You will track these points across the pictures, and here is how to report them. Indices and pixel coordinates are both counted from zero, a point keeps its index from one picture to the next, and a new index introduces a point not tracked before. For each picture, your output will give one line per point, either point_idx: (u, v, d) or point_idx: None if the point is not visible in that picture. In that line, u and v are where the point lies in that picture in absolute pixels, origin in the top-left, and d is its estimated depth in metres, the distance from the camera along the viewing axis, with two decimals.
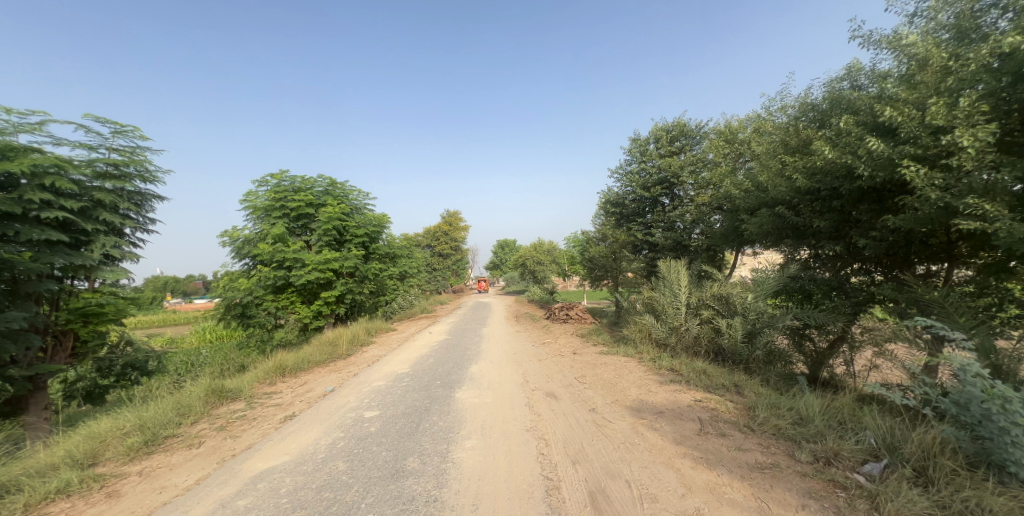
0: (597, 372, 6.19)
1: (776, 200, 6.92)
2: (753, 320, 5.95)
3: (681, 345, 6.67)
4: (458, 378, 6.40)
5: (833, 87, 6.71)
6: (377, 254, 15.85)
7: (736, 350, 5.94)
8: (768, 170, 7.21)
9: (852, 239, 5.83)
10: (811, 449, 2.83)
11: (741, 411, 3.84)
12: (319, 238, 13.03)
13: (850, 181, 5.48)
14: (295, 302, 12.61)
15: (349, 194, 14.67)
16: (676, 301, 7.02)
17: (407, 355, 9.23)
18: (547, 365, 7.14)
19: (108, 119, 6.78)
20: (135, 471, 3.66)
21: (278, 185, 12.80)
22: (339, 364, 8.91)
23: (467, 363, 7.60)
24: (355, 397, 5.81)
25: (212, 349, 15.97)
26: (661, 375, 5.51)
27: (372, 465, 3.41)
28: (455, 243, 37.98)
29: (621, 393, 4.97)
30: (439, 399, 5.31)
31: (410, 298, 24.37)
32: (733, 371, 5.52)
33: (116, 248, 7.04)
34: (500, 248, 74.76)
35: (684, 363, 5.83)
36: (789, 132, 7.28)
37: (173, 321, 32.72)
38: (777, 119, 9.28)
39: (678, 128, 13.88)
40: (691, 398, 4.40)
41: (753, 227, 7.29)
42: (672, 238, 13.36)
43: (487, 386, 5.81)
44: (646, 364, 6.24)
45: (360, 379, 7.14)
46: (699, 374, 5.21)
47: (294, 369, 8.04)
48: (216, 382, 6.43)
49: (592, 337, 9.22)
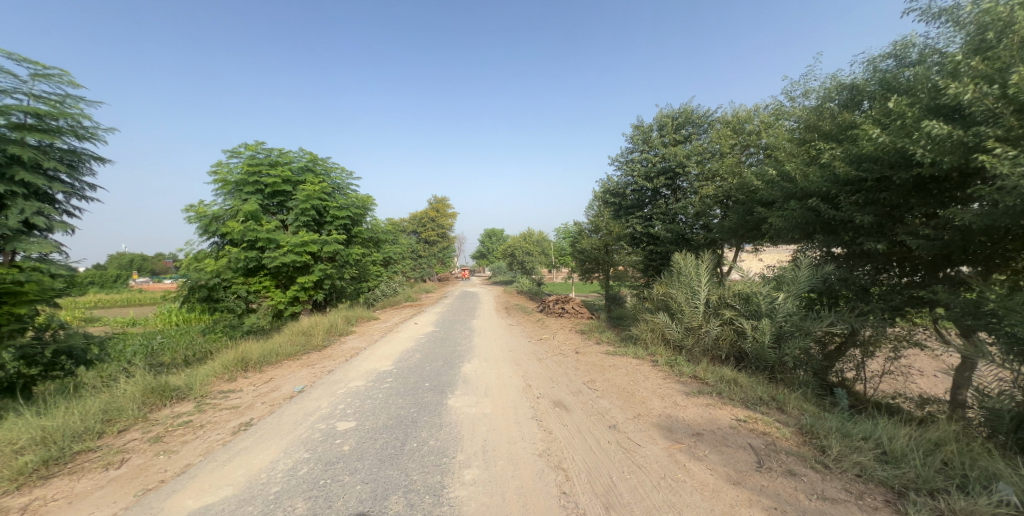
0: (608, 378, 5.47)
1: (808, 191, 6.15)
2: (781, 322, 5.27)
3: (698, 348, 6.00)
4: (450, 380, 5.58)
5: (872, 67, 6.04)
6: (360, 238, 14.72)
7: (761, 356, 5.30)
8: (795, 159, 6.53)
9: (898, 237, 5.07)
10: (927, 504, 2.12)
11: (800, 437, 3.13)
12: (296, 218, 11.92)
13: (906, 170, 4.63)
14: (268, 286, 11.66)
15: (331, 171, 13.48)
16: (692, 300, 6.33)
17: (390, 349, 8.33)
18: (549, 366, 6.40)
19: (25, 56, 5.61)
20: (18, 505, 2.74)
21: (251, 157, 11.56)
22: (313, 357, 7.99)
23: (458, 361, 6.81)
24: (328, 400, 4.95)
25: (174, 334, 14.64)
26: (683, 383, 4.81)
27: (339, 508, 2.56)
28: (443, 230, 36.65)
29: (643, 406, 4.25)
30: (428, 407, 4.49)
31: (394, 285, 23.31)
32: (762, 380, 4.87)
33: (39, 216, 5.91)
34: (487, 238, 74.06)
35: (706, 369, 5.14)
36: (822, 116, 6.57)
37: (140, 301, 30.63)
38: (797, 106, 8.66)
39: (684, 115, 13.17)
40: (729, 416, 3.69)
41: (778, 221, 6.58)
42: (674, 231, 12.75)
43: (483, 391, 5.02)
44: (660, 369, 5.54)
45: (337, 377, 6.23)
46: (730, 384, 4.52)
47: (258, 362, 7.05)
48: (160, 378, 5.45)
49: (593, 335, 8.52)
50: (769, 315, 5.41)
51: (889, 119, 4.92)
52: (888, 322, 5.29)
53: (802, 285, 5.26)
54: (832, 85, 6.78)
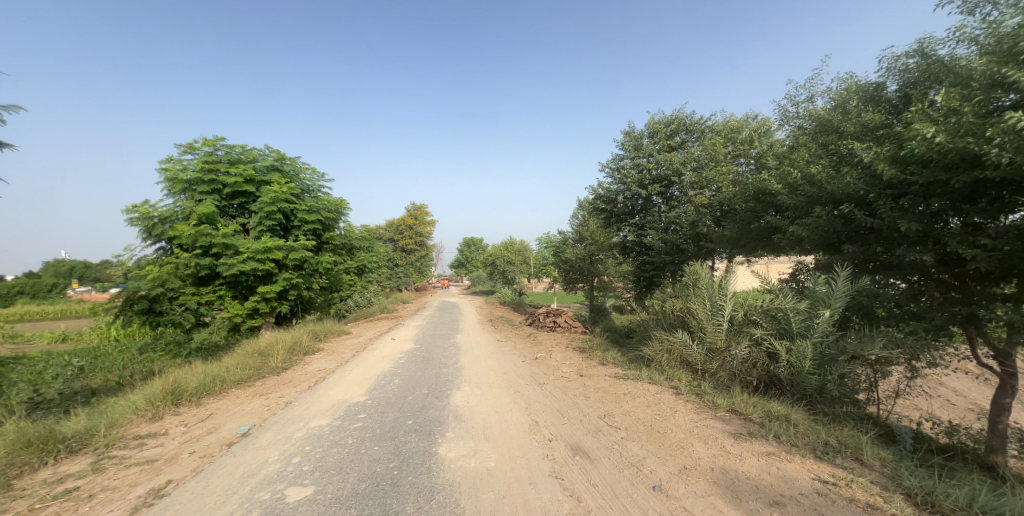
0: (628, 411, 4.60)
1: (836, 198, 5.62)
2: (820, 343, 4.54)
3: (724, 373, 5.22)
4: (438, 417, 4.57)
5: (893, 63, 5.59)
6: (331, 245, 13.29)
7: (799, 383, 4.57)
8: (818, 164, 6.02)
9: (947, 249, 4.53)
10: None
11: (921, 510, 2.32)
12: (259, 222, 10.56)
13: (966, 172, 4.12)
14: (224, 297, 10.26)
15: (300, 171, 12.14)
16: (716, 317, 5.61)
17: (364, 372, 7.18)
18: (553, 394, 5.47)
19: None
20: None
21: (209, 154, 10.18)
22: (269, 384, 6.72)
23: (446, 389, 5.79)
24: (279, 450, 3.83)
25: (110, 353, 12.72)
26: (722, 420, 3.98)
27: None
28: (421, 238, 35.23)
29: (685, 454, 3.40)
30: (411, 461, 3.45)
31: (368, 295, 21.79)
32: (809, 414, 4.13)
33: None
34: (466, 246, 73.24)
35: (742, 400, 4.37)
36: (844, 118, 6.08)
37: (75, 314, 27.38)
38: (800, 111, 8.31)
39: (676, 122, 12.80)
40: (806, 470, 2.85)
41: (800, 229, 6.03)
42: (668, 241, 12.19)
43: (482, 433, 4.05)
44: (687, 400, 4.71)
45: (295, 411, 5.07)
46: (781, 420, 3.74)
47: (195, 394, 5.74)
48: (47, 424, 4.11)
49: (594, 354, 7.68)
50: (805, 336, 4.71)
51: (938, 117, 4.41)
52: (936, 343, 4.68)
53: (844, 301, 4.60)
54: (849, 86, 6.35)
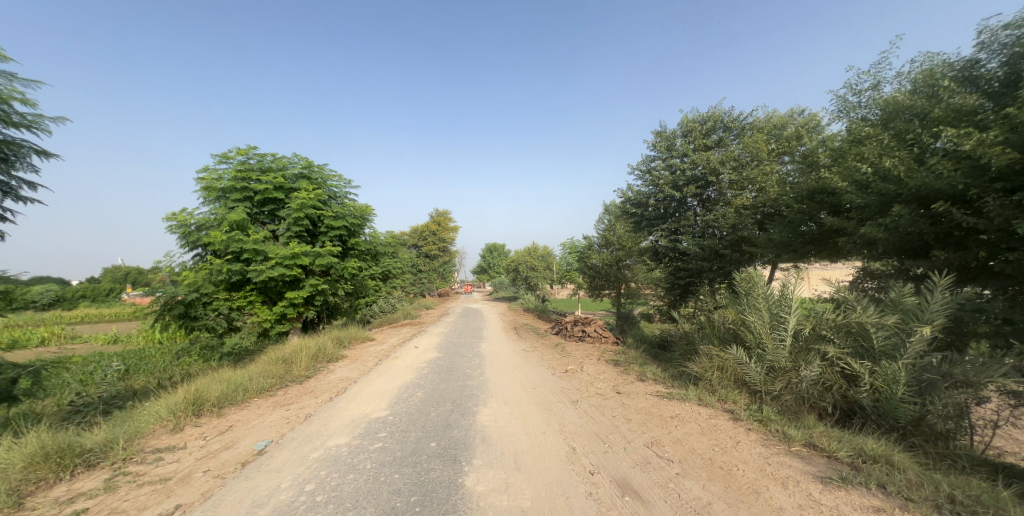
0: (680, 439, 4.01)
1: (924, 193, 4.83)
2: (916, 366, 3.80)
3: (791, 396, 4.53)
4: (465, 439, 4.14)
5: (993, 37, 4.77)
6: (357, 251, 13.26)
7: (890, 413, 3.84)
8: (898, 156, 5.24)
9: None
10: None
11: None
12: (288, 229, 10.60)
13: None
14: (254, 302, 10.28)
15: (328, 178, 12.18)
16: (777, 331, 4.95)
17: (387, 382, 6.89)
18: (590, 414, 4.93)
19: None
20: None
21: (242, 162, 10.36)
22: (292, 393, 6.52)
23: (472, 404, 5.37)
24: (295, 473, 3.51)
25: (149, 355, 13.16)
26: (800, 457, 3.35)
27: None
28: (445, 244, 35.36)
29: (763, 501, 2.80)
30: (436, 495, 3.03)
31: (392, 301, 21.86)
32: (909, 453, 3.42)
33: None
34: (488, 252, 73.38)
35: (821, 432, 3.69)
36: (930, 102, 5.26)
37: (126, 316, 29.14)
38: (863, 99, 7.44)
39: (713, 119, 12.00)
40: None
41: (876, 230, 5.25)
42: (705, 246, 11.38)
43: (515, 461, 3.59)
44: (750, 428, 4.07)
45: (314, 426, 4.78)
46: (880, 462, 3.06)
47: (217, 404, 5.59)
48: (66, 435, 3.98)
49: (630, 368, 7.07)
50: (893, 357, 3.98)
51: None
52: None
53: (942, 315, 3.85)
54: (932, 67, 5.52)
